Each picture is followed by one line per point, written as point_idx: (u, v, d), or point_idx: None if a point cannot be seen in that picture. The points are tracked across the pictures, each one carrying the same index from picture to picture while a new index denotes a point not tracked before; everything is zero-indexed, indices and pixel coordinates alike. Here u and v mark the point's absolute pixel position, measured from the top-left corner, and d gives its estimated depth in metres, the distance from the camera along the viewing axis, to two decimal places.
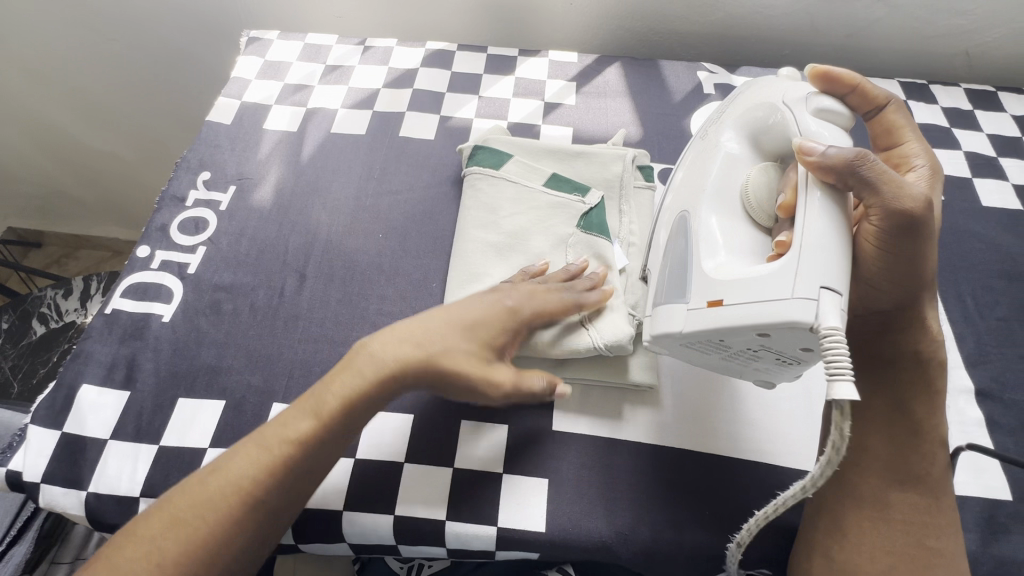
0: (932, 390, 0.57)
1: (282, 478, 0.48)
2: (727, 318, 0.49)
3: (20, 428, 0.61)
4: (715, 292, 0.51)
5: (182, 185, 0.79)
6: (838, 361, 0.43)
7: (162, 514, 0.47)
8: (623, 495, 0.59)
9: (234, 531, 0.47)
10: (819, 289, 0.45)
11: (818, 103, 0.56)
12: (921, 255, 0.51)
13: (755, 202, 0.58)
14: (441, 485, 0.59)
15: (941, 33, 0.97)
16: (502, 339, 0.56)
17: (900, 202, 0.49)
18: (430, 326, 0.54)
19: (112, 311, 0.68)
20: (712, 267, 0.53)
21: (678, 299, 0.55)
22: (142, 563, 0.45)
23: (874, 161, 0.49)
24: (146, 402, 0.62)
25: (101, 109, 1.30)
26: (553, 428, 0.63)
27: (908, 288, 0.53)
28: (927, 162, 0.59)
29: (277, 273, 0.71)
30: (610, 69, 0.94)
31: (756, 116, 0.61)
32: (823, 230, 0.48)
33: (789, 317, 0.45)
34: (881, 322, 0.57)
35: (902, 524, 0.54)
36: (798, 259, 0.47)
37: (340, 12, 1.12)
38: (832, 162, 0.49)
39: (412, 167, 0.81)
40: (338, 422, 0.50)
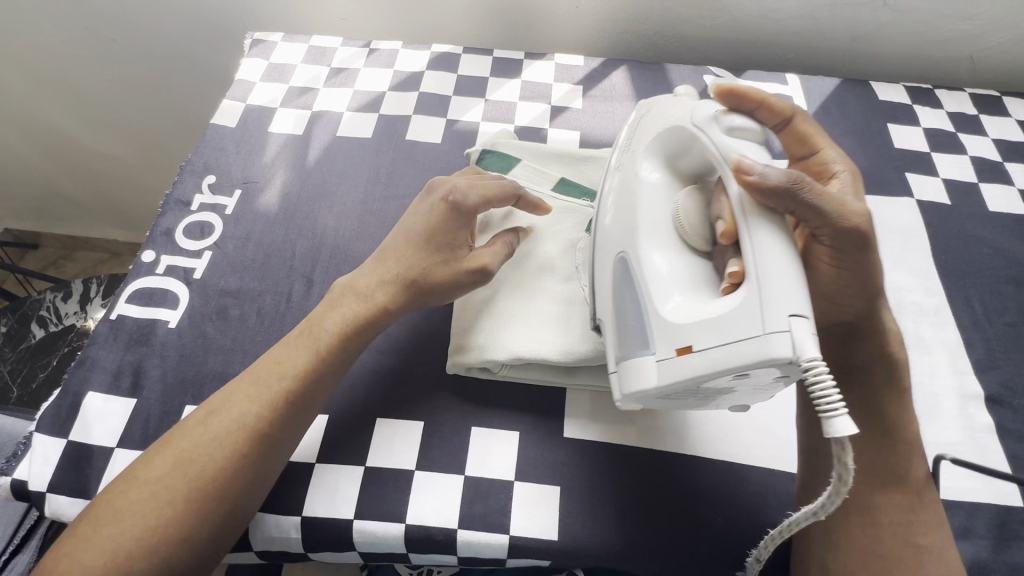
0: (903, 389, 0.58)
1: (283, 411, 0.54)
2: (700, 366, 0.46)
3: (25, 436, 0.61)
4: (680, 338, 0.48)
5: (187, 188, 0.78)
6: (825, 392, 0.41)
7: (166, 455, 0.51)
8: (637, 503, 0.59)
9: (242, 464, 0.52)
10: (789, 318, 0.42)
11: (729, 122, 0.55)
12: (870, 265, 0.52)
13: (695, 236, 0.55)
14: (452, 493, 0.59)
15: (946, 38, 0.97)
16: (454, 230, 0.61)
17: (840, 219, 0.49)
18: (403, 250, 0.62)
19: (117, 317, 0.67)
20: (672, 310, 0.50)
21: (644, 350, 0.51)
22: (151, 499, 0.49)
23: (809, 182, 0.48)
24: (153, 410, 0.61)
25: (102, 108, 1.29)
26: (564, 435, 0.62)
27: (866, 296, 0.54)
28: (844, 166, 0.59)
29: (284, 279, 0.71)
30: (617, 73, 0.94)
31: (669, 141, 0.59)
32: (778, 257, 0.45)
33: (767, 354, 0.42)
34: (845, 329, 0.58)
35: (887, 525, 0.55)
36: (760, 291, 0.44)
37: (344, 14, 1.12)
38: (772, 185, 0.48)
39: (419, 171, 0.81)
40: (331, 355, 0.58)
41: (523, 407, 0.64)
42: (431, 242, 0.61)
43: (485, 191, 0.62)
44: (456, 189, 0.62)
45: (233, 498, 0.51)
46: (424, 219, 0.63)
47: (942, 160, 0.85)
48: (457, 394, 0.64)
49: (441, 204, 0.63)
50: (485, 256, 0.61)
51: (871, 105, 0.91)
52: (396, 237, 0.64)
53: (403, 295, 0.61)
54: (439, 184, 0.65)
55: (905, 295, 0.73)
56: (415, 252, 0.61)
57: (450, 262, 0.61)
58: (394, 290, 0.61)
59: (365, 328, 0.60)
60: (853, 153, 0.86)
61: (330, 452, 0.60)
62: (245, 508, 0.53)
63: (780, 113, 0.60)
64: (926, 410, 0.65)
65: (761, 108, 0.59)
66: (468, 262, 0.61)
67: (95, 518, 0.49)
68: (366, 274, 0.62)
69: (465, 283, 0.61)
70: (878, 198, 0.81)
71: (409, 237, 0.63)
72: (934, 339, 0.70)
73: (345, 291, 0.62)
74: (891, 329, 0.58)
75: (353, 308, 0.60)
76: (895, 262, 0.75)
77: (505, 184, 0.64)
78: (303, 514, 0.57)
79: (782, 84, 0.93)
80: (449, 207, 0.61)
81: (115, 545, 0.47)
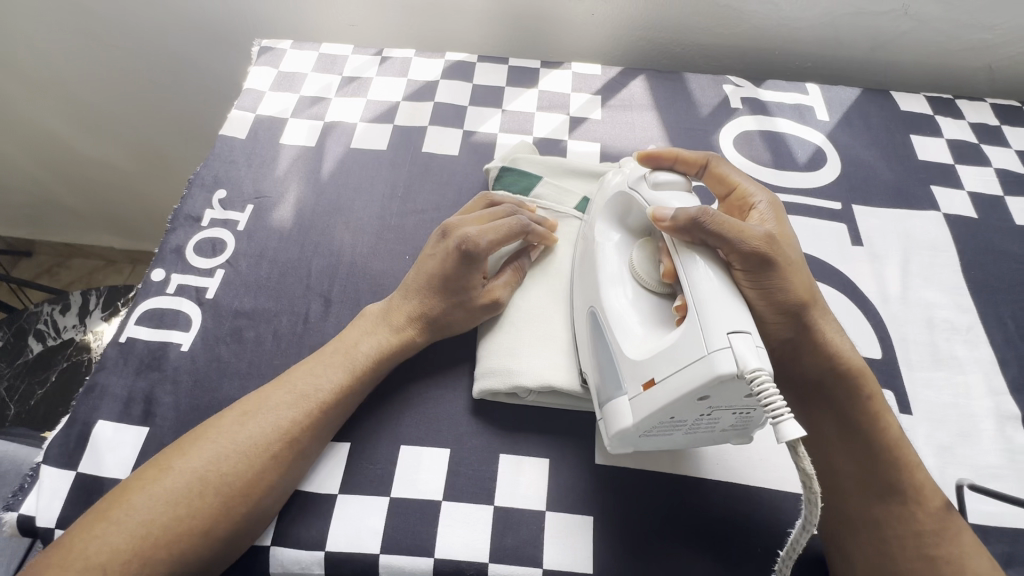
0: (868, 395, 0.56)
1: (319, 421, 0.55)
2: (663, 396, 0.48)
3: (31, 467, 0.57)
4: (644, 373, 0.51)
5: (196, 204, 0.75)
6: (773, 402, 0.43)
7: (201, 449, 0.51)
8: (673, 533, 0.57)
9: (278, 472, 0.53)
10: (728, 336, 0.46)
11: (653, 178, 0.60)
12: (781, 282, 0.53)
13: (649, 282, 0.58)
14: (482, 524, 0.56)
15: (965, 47, 0.96)
16: (467, 277, 0.62)
17: (747, 244, 0.52)
18: (423, 289, 0.63)
19: (127, 340, 0.64)
20: (635, 350, 0.53)
21: (617, 392, 0.54)
22: (184, 490, 0.49)
23: (715, 214, 0.52)
24: (166, 439, 0.59)
25: (101, 114, 1.25)
26: (596, 462, 0.60)
27: (789, 313, 0.54)
28: (765, 197, 0.62)
29: (301, 298, 0.68)
30: (635, 82, 0.92)
31: (614, 203, 0.64)
32: (711, 284, 0.50)
33: (713, 371, 0.45)
34: (788, 351, 0.57)
35: (895, 539, 0.53)
36: (700, 317, 0.48)
37: (353, 20, 1.09)
38: (682, 222, 0.53)
39: (436, 184, 0.79)
40: (368, 375, 0.59)
41: (552, 432, 0.62)
42: (448, 286, 0.62)
43: (494, 236, 0.62)
44: (468, 236, 0.61)
45: (260, 501, 0.51)
46: (439, 262, 0.63)
47: (967, 172, 0.84)
48: (483, 418, 0.62)
49: (453, 250, 0.62)
50: (497, 288, 0.64)
51: (893, 116, 0.90)
52: (416, 273, 0.64)
53: (426, 333, 0.63)
54: (452, 227, 0.64)
55: (936, 312, 0.71)
56: (432, 295, 0.62)
57: (467, 302, 0.63)
58: (419, 326, 0.63)
59: (392, 360, 0.61)
60: (877, 165, 0.84)
61: (353, 482, 0.58)
62: (268, 509, 0.53)
63: (693, 163, 0.65)
64: (963, 432, 0.63)
65: (678, 162, 0.64)
66: (482, 298, 0.63)
67: (124, 500, 0.48)
68: (392, 308, 0.63)
69: (479, 317, 0.64)
70: (905, 211, 0.80)
71: (424, 275, 0.63)
72: (967, 358, 0.68)
73: (374, 317, 0.63)
74: (836, 341, 0.56)
75: (386, 338, 0.61)
76: (924, 278, 0.74)
77: (513, 223, 0.64)
78: (326, 549, 0.54)
79: (803, 93, 0.92)
80: (461, 255, 0.61)
81: (143, 531, 0.47)
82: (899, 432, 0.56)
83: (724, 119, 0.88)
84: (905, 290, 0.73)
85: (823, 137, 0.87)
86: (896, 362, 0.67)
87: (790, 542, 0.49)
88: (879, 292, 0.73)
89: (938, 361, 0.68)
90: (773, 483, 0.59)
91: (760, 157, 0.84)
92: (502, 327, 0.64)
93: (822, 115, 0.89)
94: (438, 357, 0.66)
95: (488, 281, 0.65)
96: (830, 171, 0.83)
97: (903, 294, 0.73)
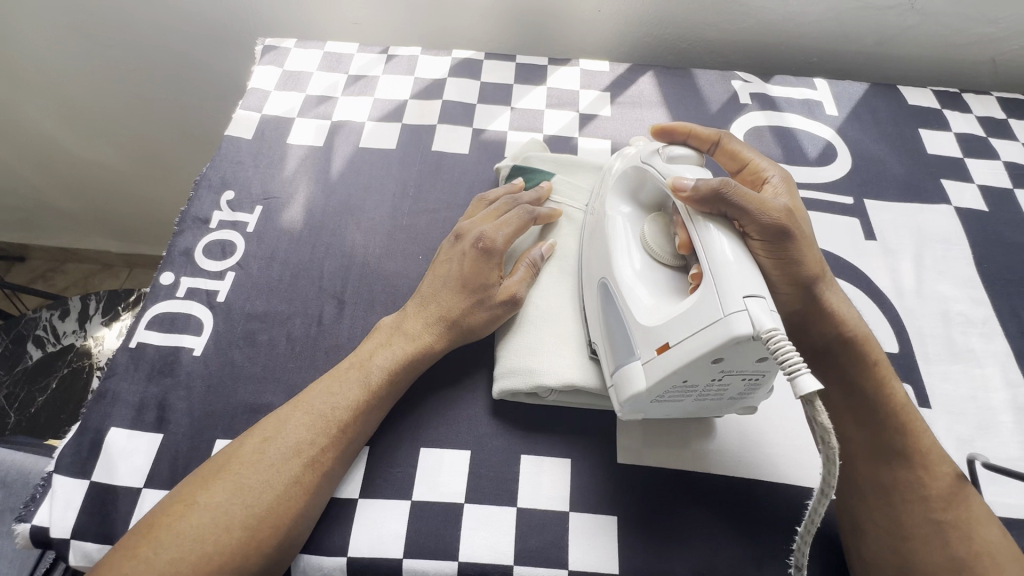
0: (875, 362, 0.56)
1: (338, 442, 0.54)
2: (679, 358, 0.48)
3: (42, 476, 0.56)
4: (658, 337, 0.50)
5: (204, 205, 0.74)
6: (789, 358, 0.42)
7: (223, 481, 0.50)
8: (697, 532, 0.56)
9: (304, 500, 0.52)
10: (744, 299, 0.45)
11: (668, 152, 0.59)
12: (797, 254, 0.53)
13: (664, 256, 0.58)
14: (505, 527, 0.55)
15: (970, 42, 0.97)
16: (487, 274, 0.62)
17: (768, 216, 0.51)
18: (442, 293, 0.62)
19: (138, 345, 0.63)
20: (647, 316, 0.53)
21: (629, 357, 0.53)
22: (210, 524, 0.48)
23: (737, 185, 0.51)
24: (181, 445, 0.58)
25: (99, 115, 1.22)
26: (617, 461, 0.59)
27: (802, 285, 0.54)
28: (778, 172, 0.64)
29: (314, 300, 0.67)
30: (643, 79, 0.91)
31: (626, 176, 0.63)
32: (725, 249, 0.49)
33: (730, 333, 0.44)
34: (796, 321, 0.57)
35: (902, 503, 0.53)
36: (715, 282, 0.47)
37: (356, 18, 1.08)
38: (703, 193, 0.52)
39: (448, 183, 0.78)
40: (385, 389, 0.58)
41: (572, 431, 0.61)
42: (467, 285, 0.62)
43: (508, 230, 0.64)
44: (484, 234, 0.63)
45: (291, 529, 0.51)
46: (456, 265, 0.63)
47: (976, 165, 0.84)
48: (502, 419, 0.62)
49: (469, 250, 0.63)
50: (514, 284, 0.63)
51: (901, 110, 0.90)
52: (432, 278, 0.64)
53: (447, 337, 0.61)
54: (464, 229, 0.66)
55: (951, 305, 0.71)
56: (449, 296, 0.62)
57: (488, 301, 0.62)
58: (439, 331, 0.61)
59: (411, 368, 0.59)
60: (888, 160, 0.84)
61: (374, 486, 0.57)
62: (298, 539, 0.52)
63: (707, 139, 0.66)
64: (982, 424, 0.63)
65: (691, 137, 0.66)
66: (500, 293, 0.62)
67: (152, 537, 0.47)
68: (408, 316, 0.62)
69: (501, 316, 0.62)
70: (916, 205, 0.80)
71: (442, 280, 0.63)
72: (983, 351, 0.68)
73: (386, 329, 0.62)
74: (844, 313, 0.56)
75: (401, 346, 0.60)
76: (938, 272, 0.74)
77: (522, 216, 0.66)
78: (349, 554, 0.54)
79: (812, 88, 0.92)
80: (481, 252, 0.62)
81: (171, 570, 0.46)
82: (904, 394, 0.56)
83: (733, 115, 0.88)
84: (920, 284, 0.73)
85: (833, 132, 0.87)
86: (914, 356, 0.67)
87: (809, 516, 0.47)
88: (894, 286, 0.73)
89: (955, 354, 0.68)
90: (796, 480, 0.59)
91: (771, 153, 0.84)
92: (521, 323, 0.64)
93: (831, 110, 0.89)
94: (455, 360, 0.65)
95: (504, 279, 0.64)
96: (841, 166, 0.83)
97: (917, 288, 0.73)
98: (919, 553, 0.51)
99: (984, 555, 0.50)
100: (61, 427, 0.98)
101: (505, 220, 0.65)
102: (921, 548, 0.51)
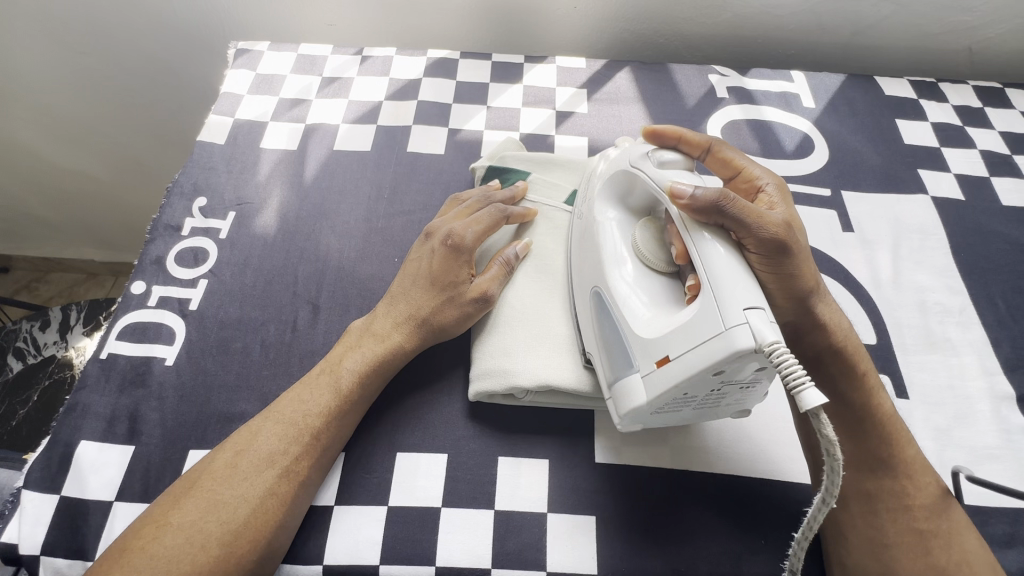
0: (861, 375, 0.56)
1: (312, 449, 0.54)
2: (680, 371, 0.47)
3: (13, 492, 0.56)
4: (658, 350, 0.50)
5: (176, 212, 0.73)
6: (792, 370, 0.41)
7: (197, 497, 0.50)
8: (677, 532, 0.56)
9: (280, 514, 0.51)
10: (744, 312, 0.45)
11: (658, 157, 0.59)
12: (793, 268, 0.52)
13: (655, 263, 0.58)
14: (483, 530, 0.55)
15: (946, 30, 0.97)
16: (456, 274, 0.62)
17: (767, 230, 0.50)
18: (412, 292, 0.62)
19: (108, 357, 0.62)
20: (645, 327, 0.52)
21: (629, 370, 0.53)
22: (186, 544, 0.47)
23: (736, 197, 0.50)
24: (153, 457, 0.57)
25: (74, 121, 1.20)
26: (594, 461, 0.59)
27: (798, 298, 0.53)
28: (772, 179, 0.62)
29: (288, 306, 0.66)
30: (621, 75, 0.91)
31: (615, 182, 0.62)
32: (723, 264, 0.49)
33: (732, 347, 0.44)
34: (789, 329, 0.56)
35: (886, 511, 0.53)
36: (715, 295, 0.47)
37: (332, 20, 1.07)
38: (701, 202, 0.51)
39: (423, 184, 0.77)
40: (358, 395, 0.57)
41: (549, 432, 0.61)
42: (436, 283, 0.61)
43: (479, 228, 0.64)
44: (453, 232, 0.63)
45: (270, 542, 0.50)
46: (427, 261, 0.63)
47: (952, 154, 0.84)
48: (480, 421, 0.61)
49: (439, 248, 0.63)
50: (485, 282, 0.62)
51: (877, 101, 0.90)
52: (402, 277, 0.64)
53: (416, 336, 0.61)
54: (434, 228, 0.65)
55: (929, 295, 0.71)
56: (422, 296, 0.61)
57: (458, 299, 0.61)
58: (408, 331, 0.61)
59: (382, 370, 0.59)
60: (865, 151, 0.84)
61: (349, 493, 0.56)
62: (277, 551, 0.51)
63: (697, 145, 0.65)
64: (960, 414, 0.64)
65: (681, 142, 0.65)
66: (471, 292, 0.61)
67: (125, 562, 0.46)
68: (377, 317, 0.62)
69: (472, 314, 0.62)
70: (894, 196, 0.80)
71: (412, 280, 0.63)
72: (960, 340, 0.68)
73: (357, 331, 0.61)
74: (836, 323, 0.56)
75: (372, 348, 0.59)
76: (915, 262, 0.74)
77: (494, 211, 0.66)
78: (325, 562, 0.53)
79: (789, 81, 0.91)
80: (450, 250, 0.62)
81: None
82: (891, 407, 0.56)
83: (710, 110, 0.87)
84: (897, 275, 0.73)
85: (810, 125, 0.87)
86: (891, 347, 0.67)
87: (806, 520, 0.46)
88: (872, 277, 0.73)
89: (932, 344, 0.68)
90: (775, 474, 0.59)
91: (748, 147, 0.84)
92: (496, 323, 0.63)
93: (809, 102, 0.89)
94: (430, 365, 0.65)
95: (476, 278, 0.64)
96: (819, 158, 0.83)
97: (895, 279, 0.72)
98: (900, 561, 0.51)
99: (964, 565, 0.50)
100: (44, 438, 0.97)
101: (476, 218, 0.65)
102: (902, 556, 0.51)
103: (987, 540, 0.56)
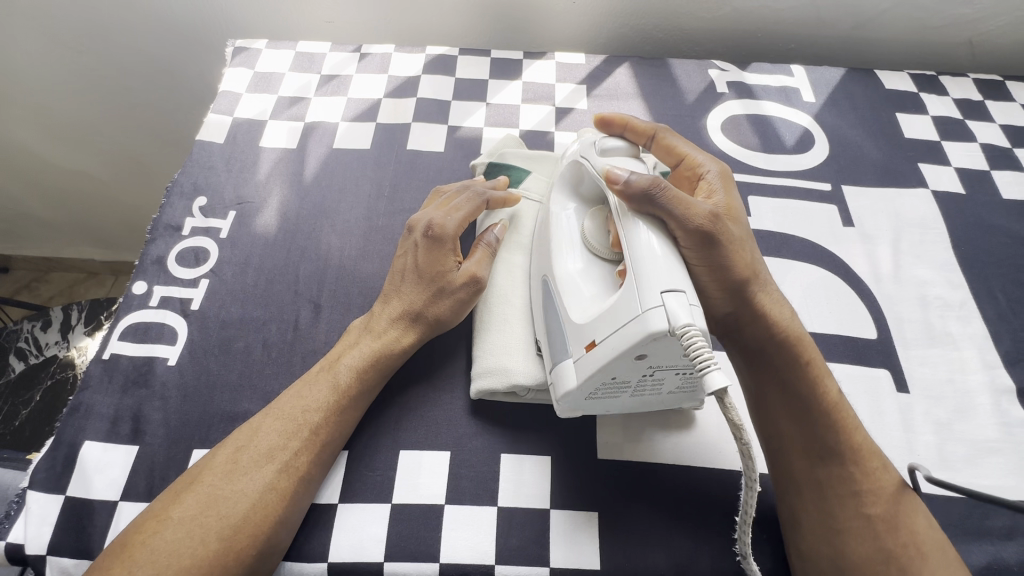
0: (805, 361, 0.55)
1: (309, 445, 0.54)
2: (604, 355, 0.49)
3: (18, 493, 0.56)
4: (587, 335, 0.51)
5: (176, 212, 0.73)
6: (699, 353, 0.43)
7: (195, 492, 0.50)
8: (680, 526, 0.56)
9: (284, 515, 0.51)
10: (661, 294, 0.46)
11: (601, 145, 0.61)
12: (724, 256, 0.54)
13: (601, 251, 0.59)
14: (486, 527, 0.55)
15: (946, 23, 0.96)
16: (447, 265, 0.62)
17: (693, 222, 0.52)
18: (404, 287, 0.62)
19: (111, 357, 0.63)
20: (578, 313, 0.54)
21: (563, 355, 0.54)
22: (185, 539, 0.47)
23: (667, 187, 0.52)
24: (158, 456, 0.57)
25: (71, 122, 1.19)
26: (597, 458, 0.59)
27: (731, 287, 0.55)
28: (714, 166, 0.63)
29: (289, 305, 0.66)
30: (620, 70, 0.91)
31: (567, 173, 0.64)
32: (651, 244, 0.50)
33: (646, 329, 0.45)
34: (732, 322, 0.57)
35: (835, 497, 0.52)
36: (636, 281, 0.48)
37: (330, 17, 1.06)
38: (635, 189, 0.52)
39: (423, 183, 0.77)
40: (357, 393, 0.57)
41: (551, 430, 0.61)
42: (424, 276, 0.61)
43: (463, 216, 0.63)
44: (433, 222, 0.63)
45: (268, 539, 0.50)
46: (411, 257, 0.63)
47: (953, 148, 0.84)
48: (483, 418, 0.61)
49: (420, 239, 0.63)
50: (473, 265, 0.62)
51: (878, 95, 0.90)
52: (392, 275, 0.64)
53: (414, 331, 0.61)
54: (414, 220, 0.65)
55: (929, 289, 0.72)
56: (412, 289, 0.61)
57: (449, 289, 0.61)
58: (405, 325, 0.61)
59: (382, 367, 0.59)
60: (865, 145, 0.84)
61: (353, 491, 0.57)
62: (280, 547, 0.52)
63: (642, 133, 0.66)
64: (960, 407, 0.64)
65: (627, 129, 0.67)
66: (460, 277, 0.61)
67: (126, 559, 0.46)
68: (375, 315, 0.62)
69: (465, 299, 0.62)
70: (894, 190, 0.80)
71: (401, 275, 0.63)
72: (961, 334, 0.69)
73: (357, 329, 0.62)
74: (778, 316, 0.56)
75: (368, 344, 0.59)
76: (916, 256, 0.74)
77: (472, 198, 0.66)
78: (330, 559, 0.53)
79: (788, 75, 0.91)
80: (432, 241, 0.62)
81: None
82: (837, 391, 0.55)
83: (710, 105, 0.87)
84: (898, 270, 0.73)
85: (810, 119, 0.87)
86: (892, 342, 0.68)
87: (745, 504, 0.48)
88: (872, 272, 0.73)
89: (933, 338, 0.68)
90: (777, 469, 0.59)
91: (748, 142, 0.83)
92: (488, 323, 0.64)
93: (809, 97, 0.89)
94: (432, 362, 0.65)
95: (463, 262, 0.63)
96: (819, 152, 0.83)
97: (896, 274, 0.73)
98: (852, 547, 0.50)
99: (912, 547, 0.50)
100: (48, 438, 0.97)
101: (455, 206, 0.65)
102: (853, 541, 0.50)
103: (988, 534, 0.57)
